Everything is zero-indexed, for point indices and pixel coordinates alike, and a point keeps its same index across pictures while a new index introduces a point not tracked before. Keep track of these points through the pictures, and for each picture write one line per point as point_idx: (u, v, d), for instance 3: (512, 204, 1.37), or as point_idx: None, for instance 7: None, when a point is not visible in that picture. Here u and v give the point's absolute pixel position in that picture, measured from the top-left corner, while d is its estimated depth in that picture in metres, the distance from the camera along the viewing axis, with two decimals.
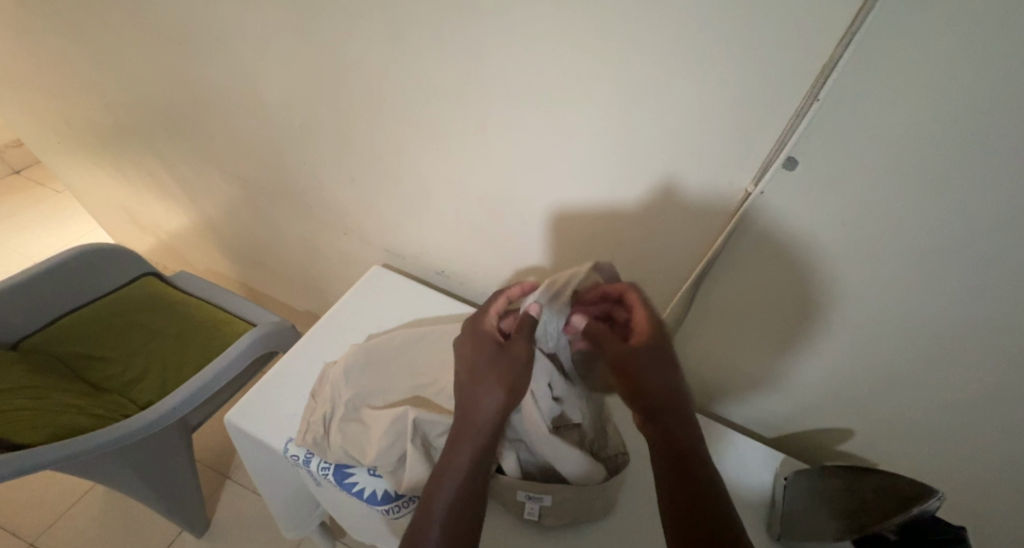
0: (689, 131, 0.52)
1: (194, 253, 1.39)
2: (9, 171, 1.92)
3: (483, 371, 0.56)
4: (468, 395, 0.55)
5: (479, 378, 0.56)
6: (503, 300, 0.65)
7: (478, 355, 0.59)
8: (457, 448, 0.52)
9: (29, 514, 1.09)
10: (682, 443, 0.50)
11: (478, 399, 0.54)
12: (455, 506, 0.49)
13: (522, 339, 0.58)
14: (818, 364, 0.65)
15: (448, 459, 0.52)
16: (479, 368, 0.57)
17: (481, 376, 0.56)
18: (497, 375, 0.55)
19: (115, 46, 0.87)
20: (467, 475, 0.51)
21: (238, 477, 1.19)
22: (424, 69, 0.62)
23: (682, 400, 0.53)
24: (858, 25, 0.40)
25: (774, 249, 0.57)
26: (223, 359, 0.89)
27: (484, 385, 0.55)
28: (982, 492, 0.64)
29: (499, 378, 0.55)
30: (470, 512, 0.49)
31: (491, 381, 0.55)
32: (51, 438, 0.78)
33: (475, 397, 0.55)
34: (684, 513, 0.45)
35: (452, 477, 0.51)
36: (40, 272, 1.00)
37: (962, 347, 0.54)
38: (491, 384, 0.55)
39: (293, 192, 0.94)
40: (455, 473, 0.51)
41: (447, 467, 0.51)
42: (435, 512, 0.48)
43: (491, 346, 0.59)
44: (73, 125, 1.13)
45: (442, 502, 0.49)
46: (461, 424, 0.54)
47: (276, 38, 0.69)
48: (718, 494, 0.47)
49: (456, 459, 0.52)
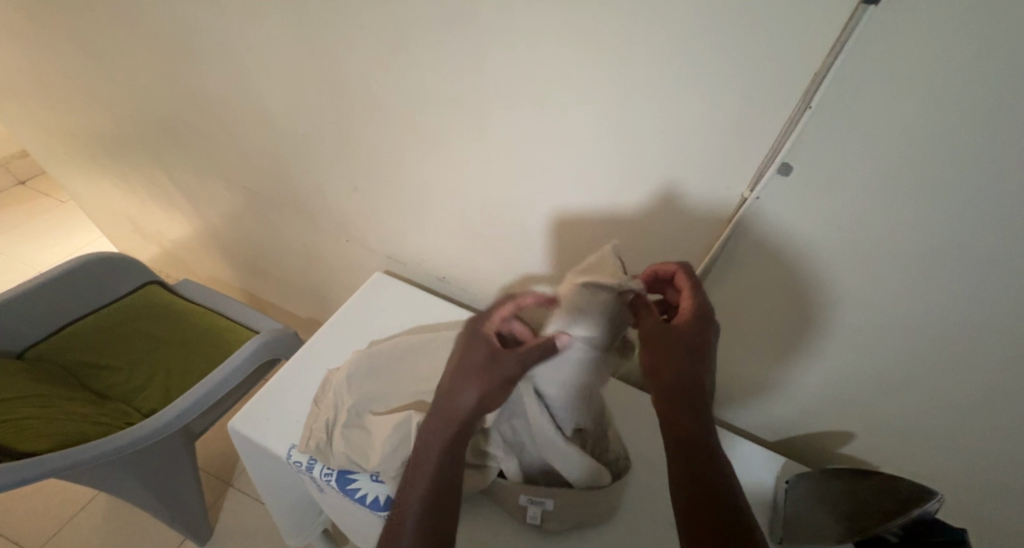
0: (685, 136, 0.52)
1: (198, 261, 1.40)
2: (14, 182, 1.94)
3: (467, 369, 0.54)
4: (448, 390, 0.54)
5: (461, 375, 0.54)
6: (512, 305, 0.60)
7: (466, 356, 0.55)
8: (431, 445, 0.52)
9: (34, 522, 1.09)
10: (697, 444, 0.48)
11: (456, 395, 0.53)
12: (426, 503, 0.49)
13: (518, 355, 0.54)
14: (820, 370, 0.65)
15: (422, 454, 0.52)
16: (464, 369, 0.54)
17: (463, 374, 0.54)
18: (481, 377, 0.53)
19: (118, 56, 0.88)
20: (440, 471, 0.51)
21: (240, 485, 1.19)
22: (421, 76, 0.62)
23: (700, 390, 0.49)
24: (850, 30, 0.40)
25: (772, 254, 0.57)
26: (228, 367, 0.89)
27: (463, 385, 0.53)
28: (991, 496, 0.63)
29: (480, 379, 0.53)
30: (442, 509, 0.49)
31: (472, 383, 0.53)
32: (56, 446, 0.78)
33: (454, 393, 0.53)
34: (694, 516, 0.44)
35: (425, 474, 0.51)
36: (45, 281, 1.00)
37: (967, 349, 0.54)
38: (470, 383, 0.53)
39: (295, 200, 0.95)
40: (428, 472, 0.51)
41: (421, 463, 0.52)
42: (409, 512, 0.49)
43: (483, 349, 0.55)
44: (79, 135, 1.14)
45: (417, 498, 0.49)
46: (437, 421, 0.53)
47: (276, 46, 0.70)
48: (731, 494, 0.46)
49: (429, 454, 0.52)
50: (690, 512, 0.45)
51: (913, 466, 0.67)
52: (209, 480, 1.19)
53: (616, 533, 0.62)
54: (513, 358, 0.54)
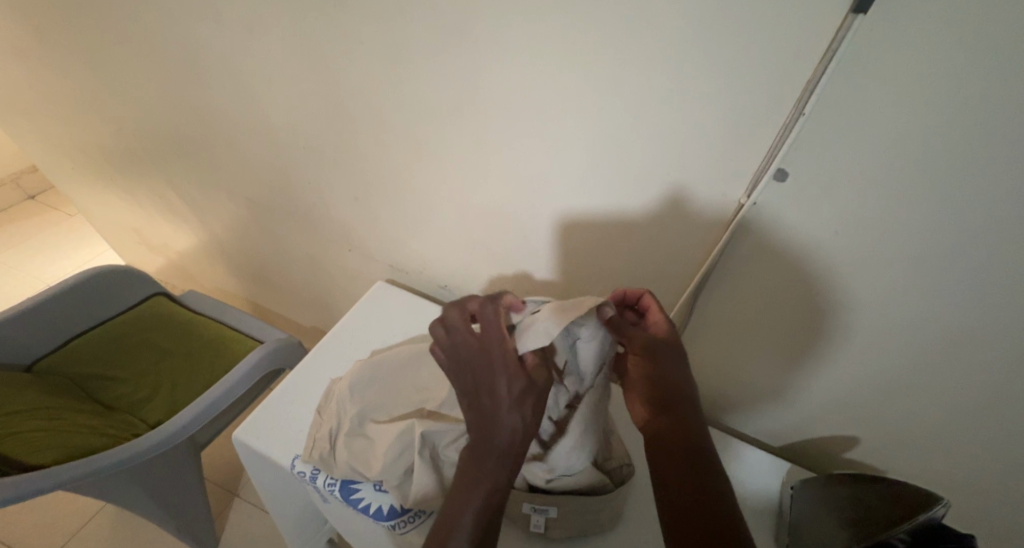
0: (679, 144, 0.53)
1: (203, 272, 1.41)
2: (24, 197, 1.97)
3: (508, 397, 0.48)
4: (490, 420, 0.47)
5: (504, 409, 0.47)
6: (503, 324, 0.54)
7: (499, 380, 0.49)
8: (487, 480, 0.46)
9: (43, 534, 1.10)
10: (689, 438, 0.49)
11: (497, 420, 0.47)
12: (476, 534, 0.45)
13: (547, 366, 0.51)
14: (828, 375, 0.64)
15: (472, 484, 0.46)
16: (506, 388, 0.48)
17: (506, 401, 0.48)
18: (525, 395, 0.48)
19: (125, 73, 0.89)
20: (489, 505, 0.46)
21: (245, 495, 1.19)
22: (421, 89, 0.63)
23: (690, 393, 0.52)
24: (839, 40, 0.41)
25: (774, 257, 0.56)
26: (233, 377, 0.90)
27: (508, 407, 0.48)
28: (997, 500, 0.63)
29: (526, 411, 0.48)
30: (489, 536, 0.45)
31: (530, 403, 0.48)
32: (64, 458, 0.79)
33: (497, 426, 0.47)
34: (679, 512, 0.44)
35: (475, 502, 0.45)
36: (54, 295, 1.02)
37: (966, 352, 0.53)
38: (520, 410, 0.48)
39: (298, 211, 0.96)
40: (475, 501, 0.45)
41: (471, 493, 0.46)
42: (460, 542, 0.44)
43: (515, 369, 0.49)
44: (87, 150, 1.16)
45: (466, 529, 0.44)
46: (483, 454, 0.46)
47: (278, 62, 0.71)
48: (719, 491, 0.45)
49: (481, 480, 0.46)
50: (673, 507, 0.45)
51: (919, 471, 0.66)
52: (214, 490, 1.20)
53: (618, 541, 0.61)
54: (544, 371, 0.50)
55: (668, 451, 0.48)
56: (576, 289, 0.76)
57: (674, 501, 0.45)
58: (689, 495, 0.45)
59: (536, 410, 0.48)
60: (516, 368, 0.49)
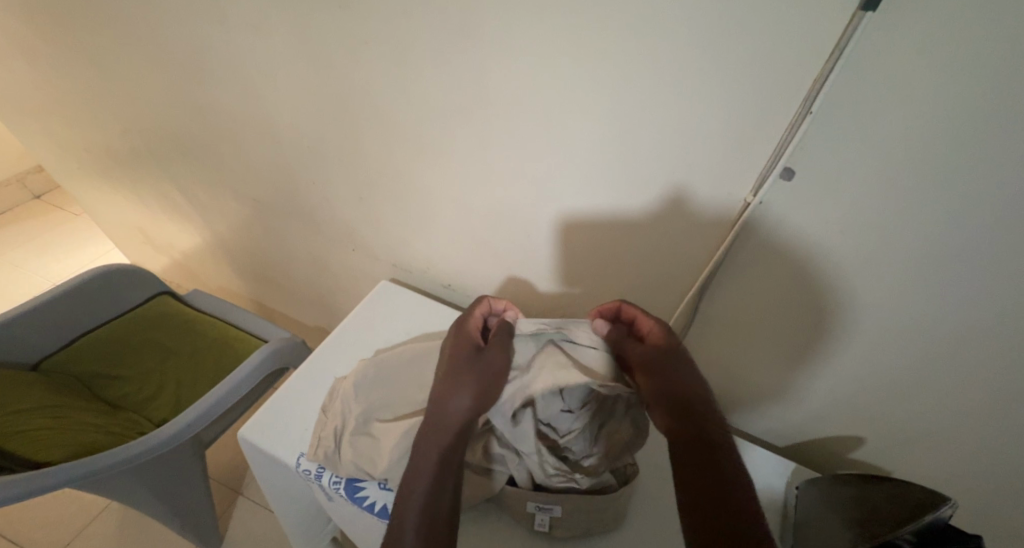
0: (683, 143, 0.53)
1: (207, 270, 1.42)
2: (30, 197, 1.98)
3: (457, 374, 0.57)
4: (440, 395, 0.56)
5: (452, 380, 0.57)
6: (485, 307, 0.67)
7: (454, 360, 0.60)
8: (428, 460, 0.52)
9: (47, 531, 1.11)
10: (700, 430, 0.49)
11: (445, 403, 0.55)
12: (427, 508, 0.49)
13: (499, 344, 0.60)
14: (835, 375, 0.63)
15: (419, 465, 0.52)
16: (453, 372, 0.58)
17: (455, 377, 0.57)
18: (467, 375, 0.57)
19: (130, 72, 0.89)
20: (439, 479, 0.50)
21: (249, 493, 1.19)
22: (426, 88, 0.63)
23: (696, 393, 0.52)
24: (848, 37, 0.40)
25: (779, 255, 0.56)
26: (238, 376, 0.90)
27: (454, 386, 0.56)
28: (1003, 501, 0.63)
29: (470, 382, 0.56)
30: (445, 510, 0.49)
31: (467, 383, 0.56)
32: (70, 456, 0.79)
33: (446, 397, 0.56)
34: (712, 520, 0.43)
35: (426, 480, 0.50)
36: (59, 294, 1.02)
37: (972, 352, 0.53)
38: (462, 388, 0.56)
39: (303, 210, 0.96)
40: (427, 474, 0.51)
41: (417, 476, 0.51)
42: (409, 515, 0.48)
43: (468, 348, 0.61)
44: (92, 149, 1.16)
45: (417, 503, 0.49)
46: (431, 429, 0.54)
47: (283, 62, 0.71)
48: (742, 491, 0.45)
49: (428, 455, 0.52)
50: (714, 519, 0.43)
51: (924, 471, 0.66)
52: (218, 488, 1.20)
53: (621, 540, 0.61)
54: (496, 347, 0.59)
55: (687, 458, 0.48)
56: (579, 288, 0.76)
57: (687, 505, 0.45)
58: (709, 491, 0.45)
59: (479, 386, 0.56)
60: (467, 353, 0.60)
